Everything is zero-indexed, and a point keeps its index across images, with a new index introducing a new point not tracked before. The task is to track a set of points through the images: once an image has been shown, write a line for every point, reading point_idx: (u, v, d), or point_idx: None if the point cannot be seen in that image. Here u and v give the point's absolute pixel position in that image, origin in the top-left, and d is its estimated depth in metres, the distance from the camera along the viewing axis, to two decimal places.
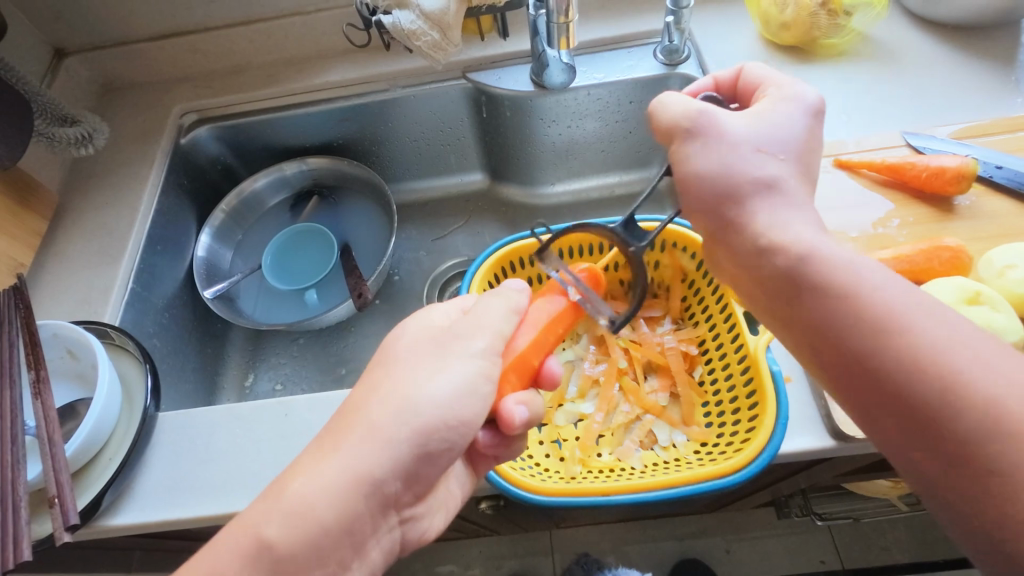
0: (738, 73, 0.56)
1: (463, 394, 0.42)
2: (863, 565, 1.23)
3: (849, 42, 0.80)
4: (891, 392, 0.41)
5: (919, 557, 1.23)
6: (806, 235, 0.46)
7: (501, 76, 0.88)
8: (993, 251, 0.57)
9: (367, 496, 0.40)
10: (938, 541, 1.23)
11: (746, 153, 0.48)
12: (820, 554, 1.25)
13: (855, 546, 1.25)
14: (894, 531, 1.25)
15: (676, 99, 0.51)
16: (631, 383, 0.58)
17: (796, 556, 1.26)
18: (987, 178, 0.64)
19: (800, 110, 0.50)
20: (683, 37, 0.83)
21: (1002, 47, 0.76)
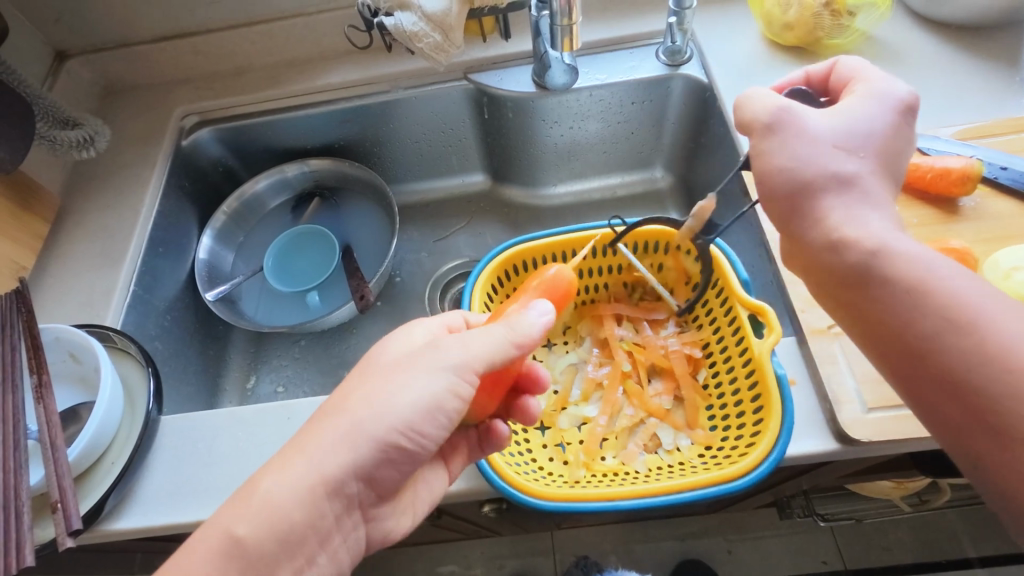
0: (831, 68, 0.58)
1: (421, 412, 0.42)
2: (866, 566, 1.23)
3: (853, 42, 0.79)
4: (955, 390, 0.42)
5: (922, 557, 1.22)
6: (877, 231, 0.47)
7: (502, 77, 0.87)
8: (999, 253, 0.57)
9: (331, 496, 0.41)
10: (942, 541, 1.23)
11: (827, 148, 0.50)
12: (823, 555, 1.25)
13: (858, 546, 1.25)
14: (897, 531, 1.25)
15: (762, 94, 0.53)
16: (635, 386, 0.58)
17: (799, 557, 1.25)
18: (992, 179, 0.63)
19: (888, 106, 0.51)
20: (686, 38, 0.82)
21: (1007, 47, 0.76)
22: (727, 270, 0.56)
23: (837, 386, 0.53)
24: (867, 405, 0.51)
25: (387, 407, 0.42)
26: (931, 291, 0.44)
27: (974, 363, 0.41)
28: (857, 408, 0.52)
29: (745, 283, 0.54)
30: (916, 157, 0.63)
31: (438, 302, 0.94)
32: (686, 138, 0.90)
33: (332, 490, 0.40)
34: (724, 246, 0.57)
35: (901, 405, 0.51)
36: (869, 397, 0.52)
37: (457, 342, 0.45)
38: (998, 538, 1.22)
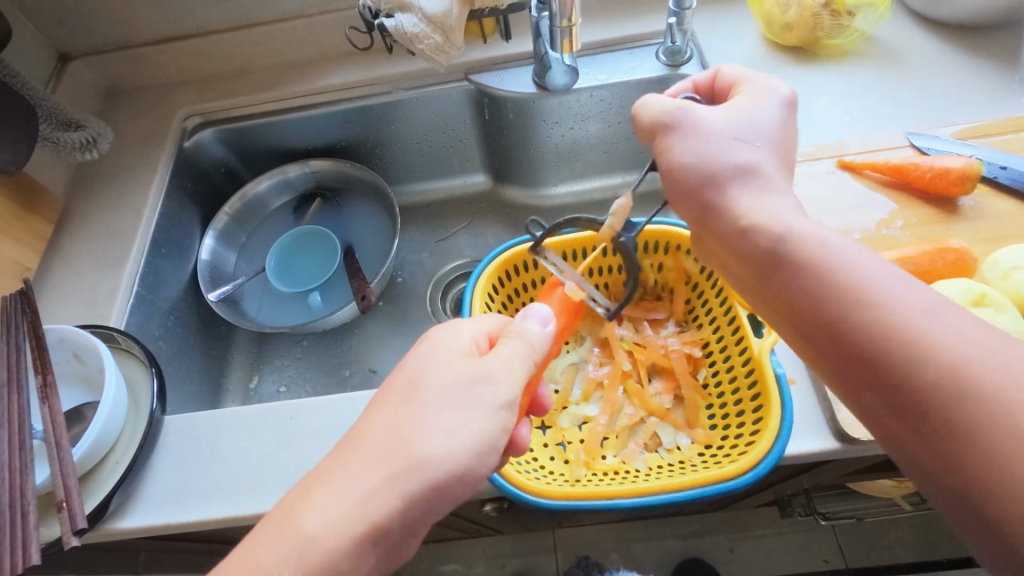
0: (714, 75, 0.60)
1: (480, 451, 0.43)
2: (867, 565, 1.23)
3: (852, 42, 0.79)
4: (869, 365, 0.40)
5: (923, 556, 1.23)
6: (784, 219, 0.47)
7: (503, 78, 0.88)
8: (998, 253, 0.57)
9: (376, 535, 0.41)
10: (942, 540, 1.23)
11: (723, 142, 0.51)
12: (824, 553, 1.25)
13: (858, 545, 1.25)
14: (898, 530, 1.25)
15: (652, 101, 0.55)
16: (635, 386, 0.58)
17: (800, 556, 1.26)
18: (991, 179, 0.63)
19: (774, 101, 0.54)
20: (685, 38, 0.83)
21: (1006, 47, 0.76)
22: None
23: None
24: None
25: (440, 446, 0.42)
26: (839, 271, 0.43)
27: (881, 336, 0.39)
28: None
29: None
30: (916, 157, 0.64)
31: (440, 302, 0.95)
32: None
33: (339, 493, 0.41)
34: None
35: None
36: None
37: (495, 362, 0.46)
38: None
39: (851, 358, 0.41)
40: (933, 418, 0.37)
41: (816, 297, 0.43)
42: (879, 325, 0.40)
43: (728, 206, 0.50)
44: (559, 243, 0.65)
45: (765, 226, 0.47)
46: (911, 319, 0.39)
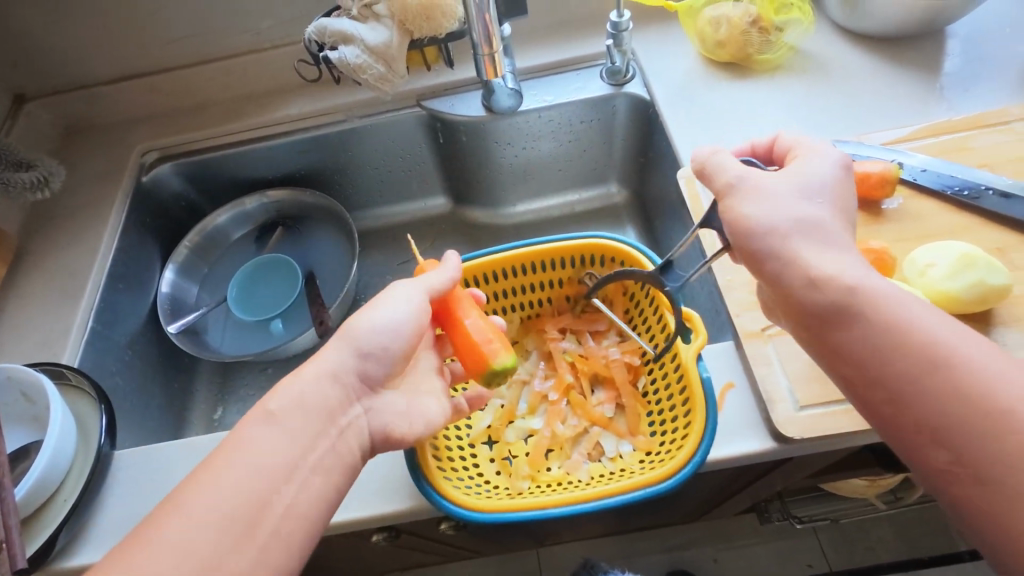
0: (773, 140, 0.58)
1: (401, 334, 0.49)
2: (852, 567, 1.24)
3: (783, 55, 0.83)
4: (936, 425, 0.42)
5: (904, 556, 1.23)
6: (852, 273, 0.46)
7: (455, 103, 0.90)
8: (917, 250, 0.58)
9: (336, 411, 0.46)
10: (923, 538, 1.24)
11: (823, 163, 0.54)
12: (808, 558, 1.26)
13: (840, 548, 1.26)
14: (878, 530, 1.26)
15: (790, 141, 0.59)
16: (578, 397, 0.58)
17: (784, 561, 1.26)
18: (911, 181, 0.65)
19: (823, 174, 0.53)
20: (625, 58, 0.86)
21: (927, 56, 0.80)
22: None
23: (770, 387, 0.55)
24: (798, 402, 0.53)
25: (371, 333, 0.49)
26: (912, 334, 0.43)
27: (957, 404, 0.41)
28: (790, 407, 0.54)
29: (673, 291, 0.55)
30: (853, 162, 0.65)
31: None
32: (635, 154, 0.94)
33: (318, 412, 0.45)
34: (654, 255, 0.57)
35: (829, 402, 0.53)
36: (801, 395, 0.54)
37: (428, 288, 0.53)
38: None
39: (919, 415, 0.42)
40: (989, 480, 0.40)
41: (883, 356, 0.44)
42: (951, 390, 0.41)
43: (815, 234, 0.47)
44: (530, 252, 0.61)
45: (836, 278, 0.45)
46: (983, 378, 0.41)
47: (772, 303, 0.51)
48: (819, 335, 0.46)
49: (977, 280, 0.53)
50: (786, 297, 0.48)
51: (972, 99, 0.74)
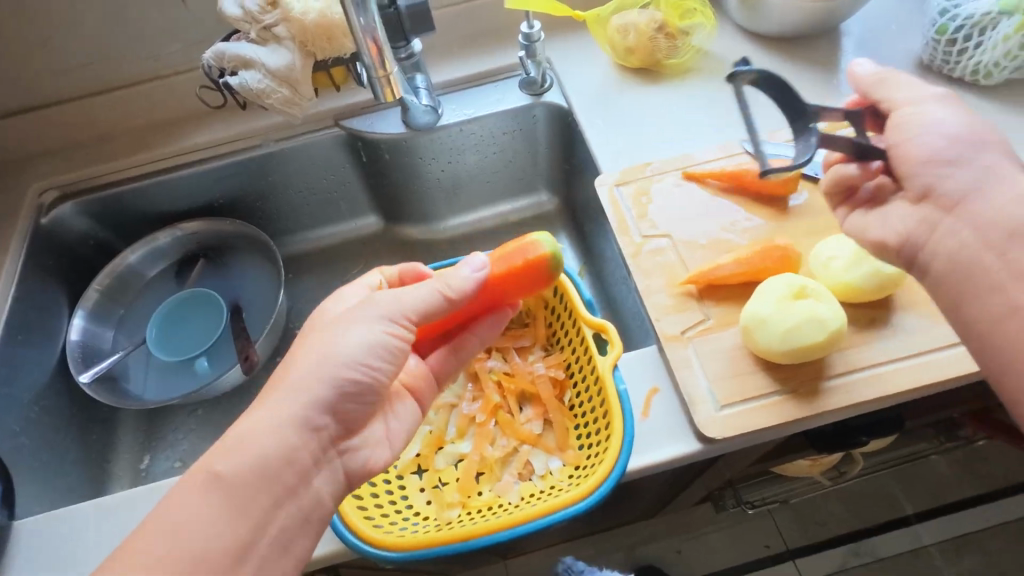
0: None
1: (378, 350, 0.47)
2: (807, 543, 1.28)
3: (691, 59, 0.85)
4: None
5: (853, 527, 1.28)
6: None
7: (374, 122, 0.89)
8: (820, 244, 0.60)
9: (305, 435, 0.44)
10: (869, 508, 1.29)
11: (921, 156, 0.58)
12: (764, 539, 1.30)
13: (795, 526, 1.30)
14: (829, 505, 1.30)
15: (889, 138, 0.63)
16: (506, 417, 0.57)
17: (743, 545, 1.30)
18: (813, 176, 0.68)
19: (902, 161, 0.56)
20: (539, 69, 0.86)
21: (822, 55, 0.83)
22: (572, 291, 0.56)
23: (691, 389, 0.56)
24: (717, 403, 0.54)
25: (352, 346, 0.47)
26: None
27: None
28: (710, 408, 0.55)
29: (587, 302, 0.56)
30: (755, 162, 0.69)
31: None
32: (561, 161, 0.95)
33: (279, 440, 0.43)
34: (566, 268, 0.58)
35: (746, 400, 0.54)
36: (720, 395, 0.55)
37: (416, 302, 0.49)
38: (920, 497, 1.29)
39: None
40: None
41: None
42: None
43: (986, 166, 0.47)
44: None
45: None
46: None
47: (929, 227, 0.49)
48: (1001, 257, 0.45)
49: (873, 270, 0.55)
50: (976, 211, 0.46)
51: None
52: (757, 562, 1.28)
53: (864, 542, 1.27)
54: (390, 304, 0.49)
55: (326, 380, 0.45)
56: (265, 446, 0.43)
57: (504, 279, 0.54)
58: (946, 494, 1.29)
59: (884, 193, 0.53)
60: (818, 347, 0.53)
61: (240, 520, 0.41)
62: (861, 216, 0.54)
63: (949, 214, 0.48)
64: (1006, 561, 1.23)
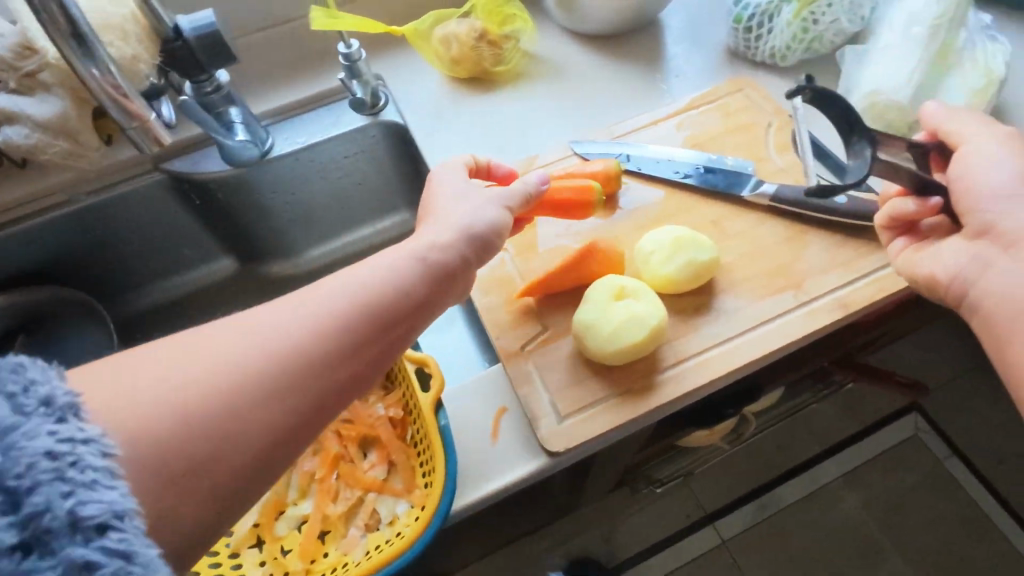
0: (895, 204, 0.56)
1: (397, 273, 0.45)
2: (726, 506, 1.25)
3: (520, 64, 0.85)
4: None
5: (764, 479, 1.26)
6: None
7: (200, 160, 0.83)
8: (643, 239, 0.61)
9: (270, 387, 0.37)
10: (774, 459, 1.28)
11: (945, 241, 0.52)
12: (687, 509, 1.26)
13: (709, 490, 1.27)
14: (740, 465, 1.28)
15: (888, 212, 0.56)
16: (345, 467, 0.54)
17: (668, 518, 1.25)
18: (637, 172, 0.69)
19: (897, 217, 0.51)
20: (369, 88, 0.83)
21: (643, 48, 0.86)
22: None
23: (533, 404, 0.55)
24: (558, 415, 0.54)
25: (392, 268, 0.45)
26: None
27: None
28: (552, 420, 0.54)
29: None
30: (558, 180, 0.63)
31: None
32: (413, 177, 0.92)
33: (251, 359, 0.38)
34: None
35: (585, 407, 0.54)
36: (561, 406, 0.55)
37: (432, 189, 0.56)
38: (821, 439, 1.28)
39: None
40: None
41: None
42: None
43: None
44: None
45: None
46: None
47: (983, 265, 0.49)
48: None
49: (687, 261, 0.57)
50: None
51: (685, 84, 0.81)
52: (684, 533, 1.23)
53: (771, 494, 1.25)
54: (481, 198, 0.53)
55: (442, 244, 0.48)
56: (257, 356, 0.38)
57: (565, 203, 0.62)
58: (840, 432, 1.29)
59: (940, 229, 0.54)
60: (640, 346, 0.53)
61: (189, 444, 0.34)
62: (911, 252, 0.55)
63: (1005, 251, 0.48)
64: (899, 487, 1.23)
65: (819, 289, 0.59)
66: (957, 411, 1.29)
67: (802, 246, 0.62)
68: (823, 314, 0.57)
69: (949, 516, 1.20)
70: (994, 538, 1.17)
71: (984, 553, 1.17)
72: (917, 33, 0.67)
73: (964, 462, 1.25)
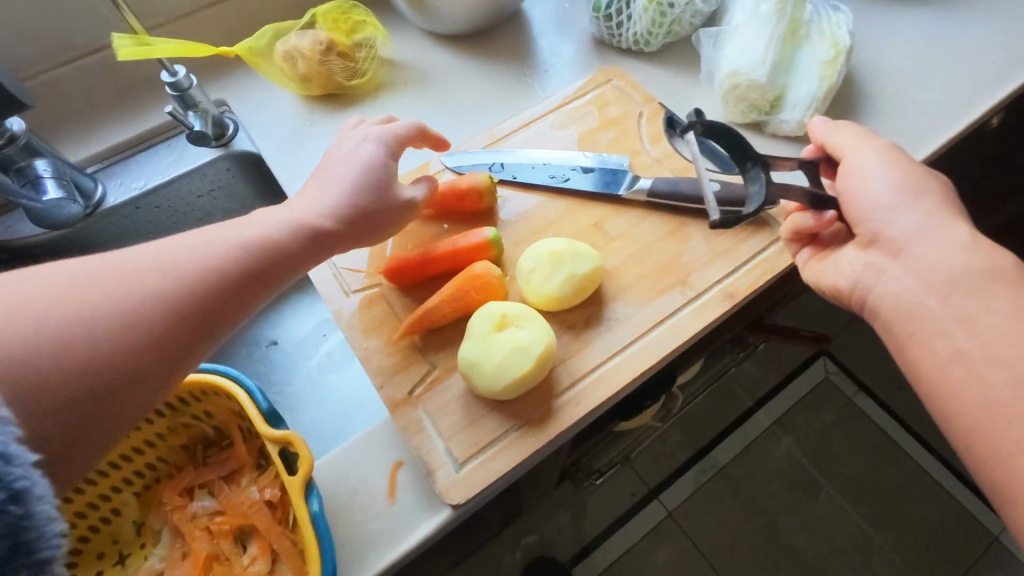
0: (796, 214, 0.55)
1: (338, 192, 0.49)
2: (664, 479, 1.24)
3: (379, 74, 0.78)
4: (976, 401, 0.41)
5: (696, 447, 1.25)
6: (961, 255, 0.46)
7: (12, 226, 0.70)
8: (523, 255, 0.57)
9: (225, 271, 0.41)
10: (705, 425, 1.27)
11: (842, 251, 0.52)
12: (630, 488, 1.23)
13: (650, 465, 1.25)
14: (673, 436, 1.25)
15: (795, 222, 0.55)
16: (220, 568, 0.47)
17: (612, 501, 1.22)
18: (512, 180, 0.65)
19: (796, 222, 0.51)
20: (209, 117, 0.73)
21: (509, 44, 0.81)
22: (247, 402, 0.46)
23: (429, 454, 0.50)
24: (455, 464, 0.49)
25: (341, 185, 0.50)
26: None
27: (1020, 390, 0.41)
28: (450, 470, 0.50)
29: (268, 413, 0.46)
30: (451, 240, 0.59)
31: None
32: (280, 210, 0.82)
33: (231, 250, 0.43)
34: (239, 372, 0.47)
35: (483, 448, 0.50)
36: (458, 451, 0.50)
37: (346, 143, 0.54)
38: (745, 396, 1.28)
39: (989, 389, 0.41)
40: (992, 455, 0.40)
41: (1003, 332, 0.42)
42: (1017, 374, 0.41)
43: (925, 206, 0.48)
44: None
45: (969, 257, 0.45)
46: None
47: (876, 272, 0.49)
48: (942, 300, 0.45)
49: (569, 274, 0.54)
50: (918, 259, 0.46)
51: (555, 79, 0.78)
52: (629, 515, 1.22)
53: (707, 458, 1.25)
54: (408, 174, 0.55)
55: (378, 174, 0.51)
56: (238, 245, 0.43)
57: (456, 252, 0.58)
58: (763, 386, 1.29)
59: (839, 238, 0.54)
60: (531, 375, 0.50)
61: (164, 290, 0.39)
62: (818, 263, 0.54)
63: (894, 259, 0.48)
64: (820, 429, 1.26)
65: (705, 282, 0.58)
66: (862, 348, 1.32)
67: (684, 239, 0.61)
68: (711, 307, 0.56)
69: (866, 449, 1.24)
70: (909, 461, 1.22)
71: (901, 477, 1.22)
72: (765, 11, 0.67)
73: (871, 396, 1.29)
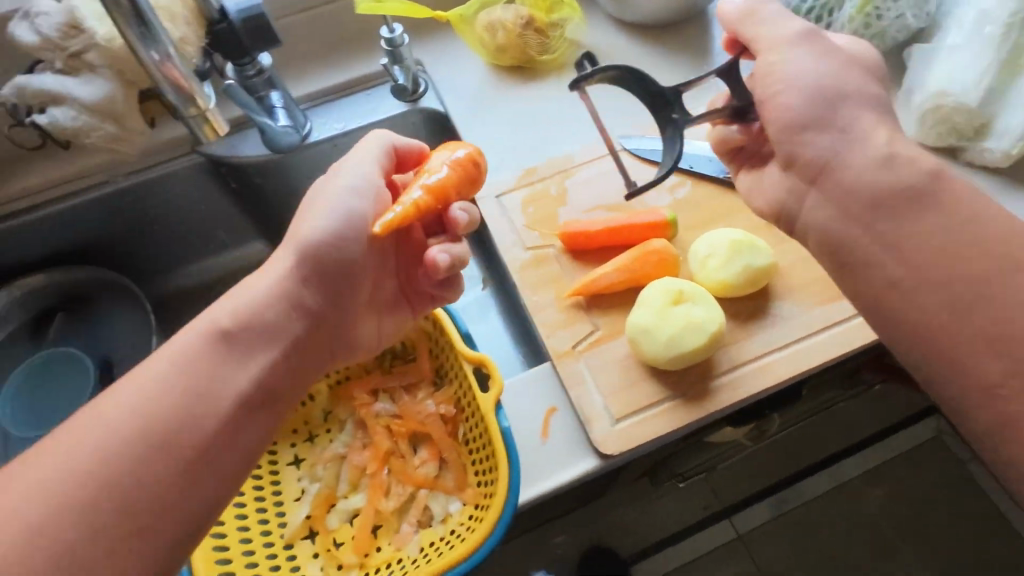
0: None
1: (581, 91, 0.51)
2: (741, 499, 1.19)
3: (565, 52, 0.82)
4: None
5: (783, 474, 1.20)
6: None
7: (235, 144, 0.80)
8: (698, 240, 0.60)
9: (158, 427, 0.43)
10: (796, 453, 1.22)
11: None
12: (704, 500, 1.19)
13: (728, 482, 1.20)
14: (761, 458, 1.21)
15: None
16: (397, 463, 0.54)
17: (684, 508, 1.18)
18: (689, 169, 0.67)
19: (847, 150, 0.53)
20: (410, 74, 0.80)
21: (694, 39, 0.83)
22: (450, 325, 0.55)
23: (587, 406, 0.54)
24: (612, 418, 0.53)
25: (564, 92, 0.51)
26: None
27: None
28: (605, 424, 0.54)
29: (468, 335, 0.53)
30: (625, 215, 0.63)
31: None
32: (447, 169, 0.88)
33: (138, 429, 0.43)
34: (446, 300, 0.55)
35: (639, 409, 0.54)
36: (615, 407, 0.54)
37: None
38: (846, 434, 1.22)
39: None
40: None
41: None
42: None
43: None
44: None
45: None
46: None
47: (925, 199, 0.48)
48: None
49: (744, 265, 0.56)
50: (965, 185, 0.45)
51: (736, 77, 0.78)
52: (699, 524, 1.17)
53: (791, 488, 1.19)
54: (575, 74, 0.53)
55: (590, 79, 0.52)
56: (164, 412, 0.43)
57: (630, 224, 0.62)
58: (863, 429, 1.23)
59: None
60: (702, 350, 0.53)
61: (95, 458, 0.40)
62: None
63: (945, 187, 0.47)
64: (927, 485, 1.19)
65: None
66: None
67: None
68: None
69: (976, 517, 1.16)
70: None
71: (1011, 555, 1.13)
72: (988, 33, 0.64)
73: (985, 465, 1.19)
